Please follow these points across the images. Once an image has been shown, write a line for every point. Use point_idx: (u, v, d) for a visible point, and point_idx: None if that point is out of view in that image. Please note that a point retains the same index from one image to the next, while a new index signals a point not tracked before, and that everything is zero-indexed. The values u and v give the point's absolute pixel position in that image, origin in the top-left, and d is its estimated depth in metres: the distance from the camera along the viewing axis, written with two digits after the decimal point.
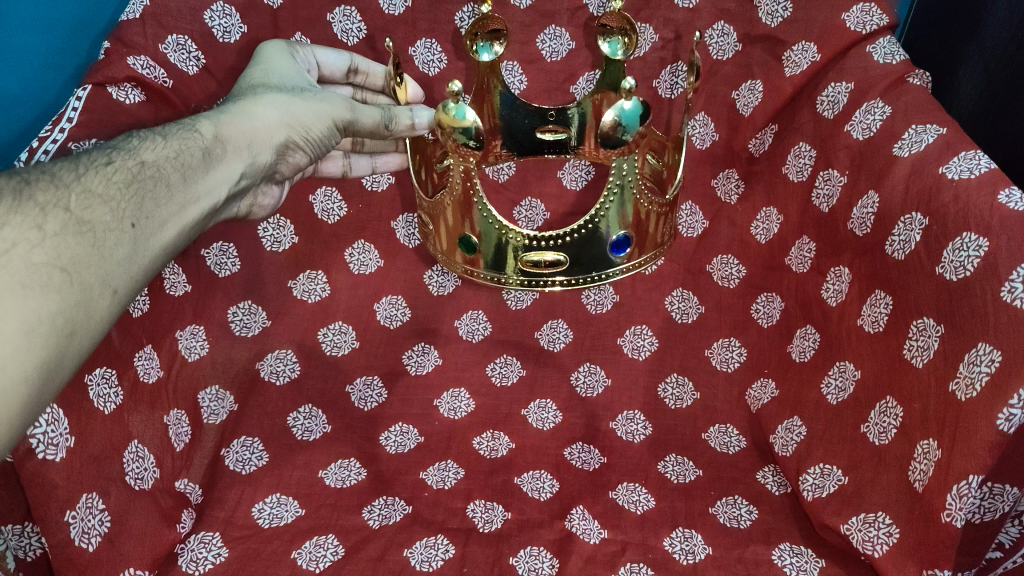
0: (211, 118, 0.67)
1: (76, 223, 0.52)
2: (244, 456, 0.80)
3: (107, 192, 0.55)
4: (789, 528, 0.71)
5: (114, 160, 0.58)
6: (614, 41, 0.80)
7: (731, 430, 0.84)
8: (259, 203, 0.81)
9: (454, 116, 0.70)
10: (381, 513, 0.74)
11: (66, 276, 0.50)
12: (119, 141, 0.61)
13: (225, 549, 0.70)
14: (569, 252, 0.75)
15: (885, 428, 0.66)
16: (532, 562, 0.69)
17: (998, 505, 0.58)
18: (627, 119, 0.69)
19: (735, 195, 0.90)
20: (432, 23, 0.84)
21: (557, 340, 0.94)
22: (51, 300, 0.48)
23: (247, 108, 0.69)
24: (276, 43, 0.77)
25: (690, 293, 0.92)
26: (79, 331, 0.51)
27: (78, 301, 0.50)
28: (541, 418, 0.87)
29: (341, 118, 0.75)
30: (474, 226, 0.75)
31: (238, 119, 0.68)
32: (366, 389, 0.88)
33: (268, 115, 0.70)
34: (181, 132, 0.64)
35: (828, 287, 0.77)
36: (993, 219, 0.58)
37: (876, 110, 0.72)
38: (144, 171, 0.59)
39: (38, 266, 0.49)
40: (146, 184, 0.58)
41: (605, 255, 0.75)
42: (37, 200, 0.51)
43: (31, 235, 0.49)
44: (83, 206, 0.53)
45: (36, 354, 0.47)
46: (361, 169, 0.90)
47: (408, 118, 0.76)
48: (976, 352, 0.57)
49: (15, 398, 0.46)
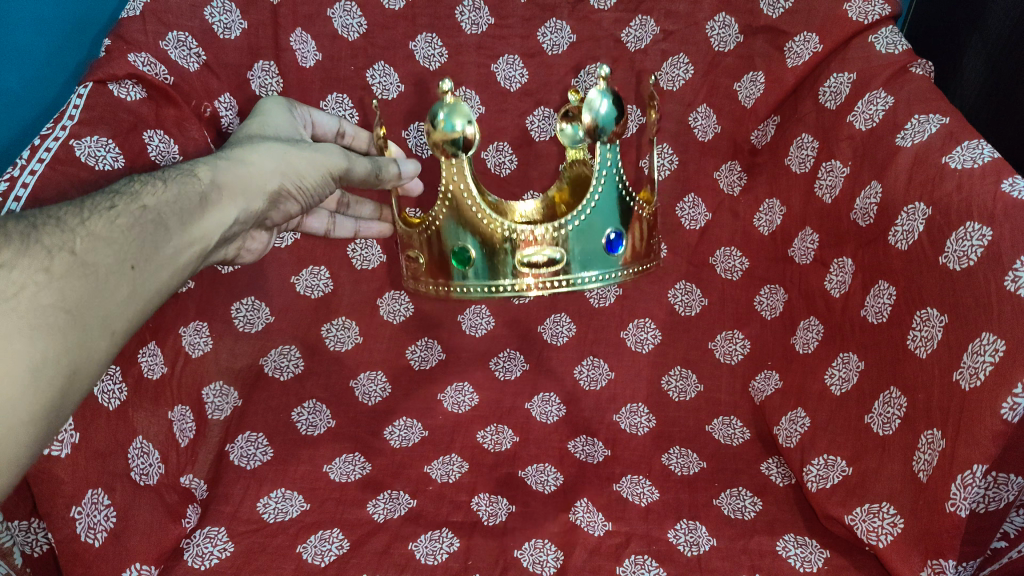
0: (210, 163, 0.63)
1: (81, 267, 0.50)
2: (249, 451, 0.80)
3: (111, 235, 0.53)
4: (794, 520, 0.71)
5: (117, 204, 0.55)
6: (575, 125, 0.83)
7: (735, 422, 0.84)
8: (247, 247, 0.80)
9: (443, 128, 0.68)
10: (386, 507, 0.74)
11: (70, 318, 0.48)
12: (121, 184, 0.58)
13: (231, 544, 0.69)
14: (566, 246, 0.71)
15: (888, 418, 0.67)
16: (536, 554, 0.68)
17: (1003, 495, 0.57)
18: (604, 121, 0.70)
19: (739, 186, 0.89)
20: (432, 18, 0.84)
21: (559, 334, 0.95)
22: (55, 344, 0.47)
23: (243, 156, 0.66)
24: (275, 99, 0.78)
25: (693, 286, 0.92)
26: (80, 372, 0.49)
27: (80, 341, 0.49)
28: (544, 411, 0.88)
29: (337, 169, 0.72)
30: (467, 224, 0.71)
31: (238, 164, 0.65)
32: (369, 383, 0.91)
33: (266, 161, 0.67)
34: (180, 176, 0.61)
35: (829, 278, 0.77)
36: (996, 207, 0.58)
37: (878, 100, 0.72)
38: (147, 215, 0.56)
39: (44, 309, 0.47)
40: (147, 230, 0.55)
41: (603, 247, 0.72)
42: (44, 243, 0.49)
43: (37, 278, 0.47)
44: (88, 248, 0.51)
45: (42, 396, 0.46)
46: (344, 230, 0.87)
47: (396, 169, 0.75)
48: (979, 342, 0.56)
49: (19, 439, 0.44)
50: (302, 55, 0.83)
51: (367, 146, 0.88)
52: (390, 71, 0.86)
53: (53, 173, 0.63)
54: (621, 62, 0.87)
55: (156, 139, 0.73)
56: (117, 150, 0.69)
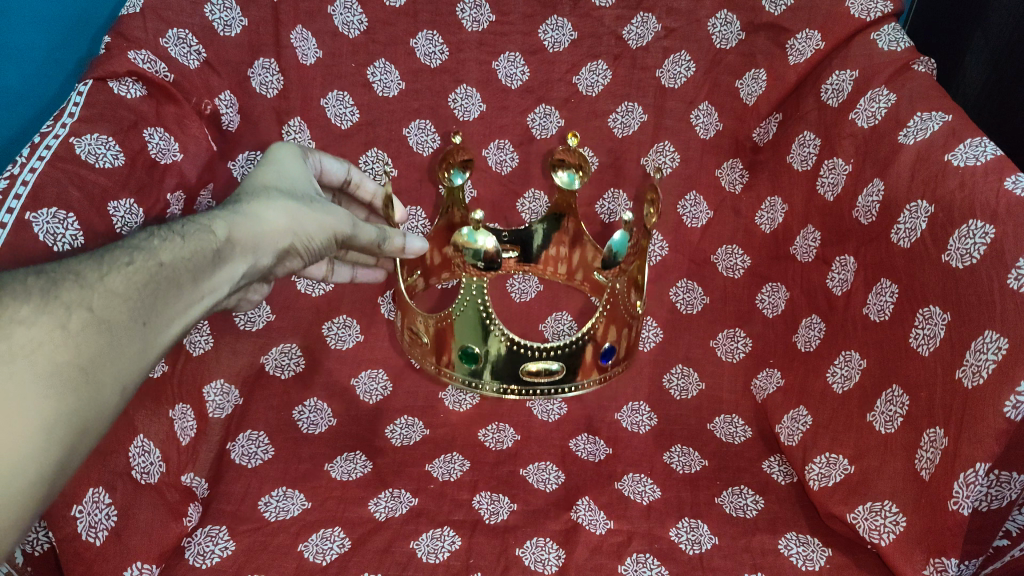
0: (225, 214, 0.61)
1: (98, 323, 0.47)
2: (249, 450, 0.80)
3: (128, 291, 0.50)
4: (795, 517, 0.71)
5: (134, 260, 0.52)
6: (571, 172, 0.91)
7: (736, 420, 0.85)
8: (247, 298, 0.81)
9: (467, 238, 0.79)
10: (387, 505, 0.74)
11: (86, 376, 0.45)
12: (137, 239, 0.55)
13: (231, 542, 0.69)
14: (567, 362, 0.74)
15: (891, 416, 0.66)
16: (538, 553, 0.68)
17: (1005, 493, 0.57)
18: (616, 247, 0.82)
19: (740, 184, 0.90)
20: (433, 15, 0.84)
21: (560, 331, 1.00)
22: (69, 402, 0.44)
23: (257, 208, 0.63)
24: (289, 146, 0.76)
25: (695, 284, 0.94)
26: (91, 429, 0.46)
27: (93, 400, 0.45)
28: (546, 409, 0.88)
29: (342, 233, 0.70)
30: (476, 326, 0.75)
31: (253, 217, 0.62)
32: (370, 381, 0.91)
33: (280, 216, 0.64)
34: (196, 228, 0.58)
35: (832, 276, 0.77)
36: (999, 206, 0.57)
37: (881, 98, 0.72)
38: (163, 272, 0.53)
39: (59, 367, 0.44)
40: (163, 288, 0.52)
41: (598, 364, 0.76)
42: (62, 299, 0.46)
43: (54, 334, 0.44)
44: (106, 305, 0.48)
45: (55, 455, 0.43)
46: (342, 276, 0.91)
47: (400, 241, 0.75)
48: (982, 340, 0.56)
49: (26, 498, 0.41)
50: (302, 53, 0.83)
51: (372, 197, 0.88)
52: (391, 69, 0.86)
53: (53, 171, 0.63)
54: (622, 59, 0.87)
55: (157, 136, 0.73)
56: (117, 148, 0.68)
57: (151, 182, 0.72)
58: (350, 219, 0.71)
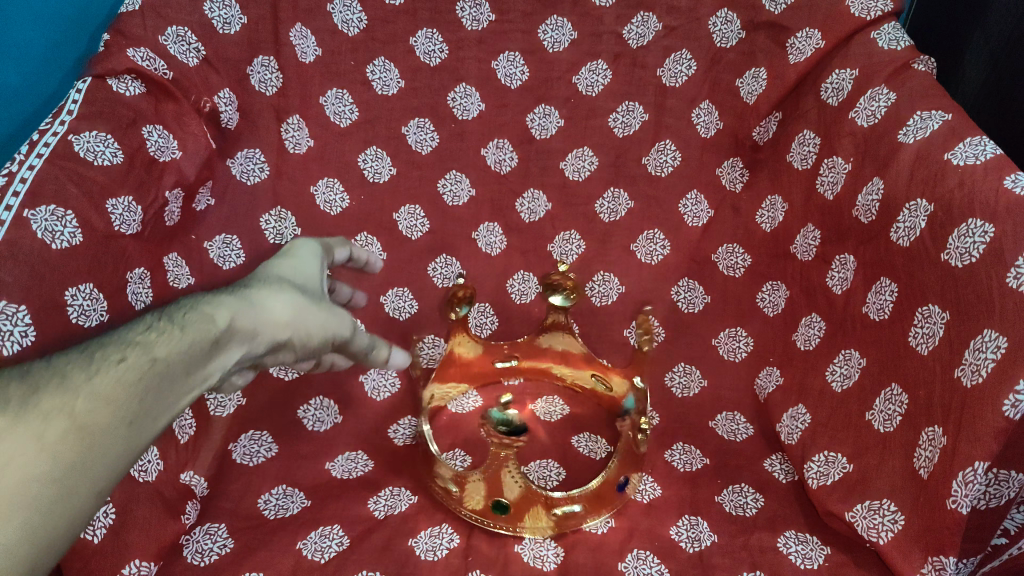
0: (233, 299, 0.53)
1: (77, 432, 0.41)
2: (252, 449, 0.80)
3: (115, 393, 0.44)
4: (795, 516, 0.72)
5: (126, 355, 0.46)
6: (563, 295, 0.88)
7: (739, 417, 0.85)
8: None
9: None
10: (386, 503, 0.74)
11: (56, 492, 0.40)
12: (136, 327, 0.48)
13: (230, 540, 0.69)
14: (593, 495, 0.71)
15: (890, 415, 0.66)
16: (537, 549, 0.69)
17: (1003, 492, 0.56)
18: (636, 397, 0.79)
19: (740, 183, 0.89)
20: (432, 12, 0.84)
21: None
22: (34, 521, 0.39)
23: (266, 295, 0.55)
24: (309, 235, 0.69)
25: (696, 283, 0.93)
26: (54, 549, 0.40)
27: (62, 515, 0.40)
28: (546, 410, 0.89)
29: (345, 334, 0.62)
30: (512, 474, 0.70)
31: (261, 305, 0.54)
32: (378, 379, 0.90)
33: (290, 305, 0.56)
34: (198, 312, 0.50)
35: (830, 275, 0.77)
36: (998, 205, 0.58)
37: (881, 96, 0.72)
38: (156, 372, 0.46)
39: (23, 487, 0.38)
40: (151, 392, 0.45)
41: (615, 493, 0.72)
42: (40, 407, 0.41)
43: (25, 448, 0.39)
44: (89, 409, 0.42)
45: None
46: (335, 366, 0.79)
47: (387, 354, 0.68)
48: (981, 339, 0.56)
49: None
50: (302, 50, 0.83)
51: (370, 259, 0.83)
52: (390, 67, 0.86)
53: (52, 168, 0.63)
54: (623, 58, 0.87)
55: (156, 134, 0.73)
56: (116, 145, 0.68)
57: (150, 180, 0.72)
58: (354, 320, 0.63)
